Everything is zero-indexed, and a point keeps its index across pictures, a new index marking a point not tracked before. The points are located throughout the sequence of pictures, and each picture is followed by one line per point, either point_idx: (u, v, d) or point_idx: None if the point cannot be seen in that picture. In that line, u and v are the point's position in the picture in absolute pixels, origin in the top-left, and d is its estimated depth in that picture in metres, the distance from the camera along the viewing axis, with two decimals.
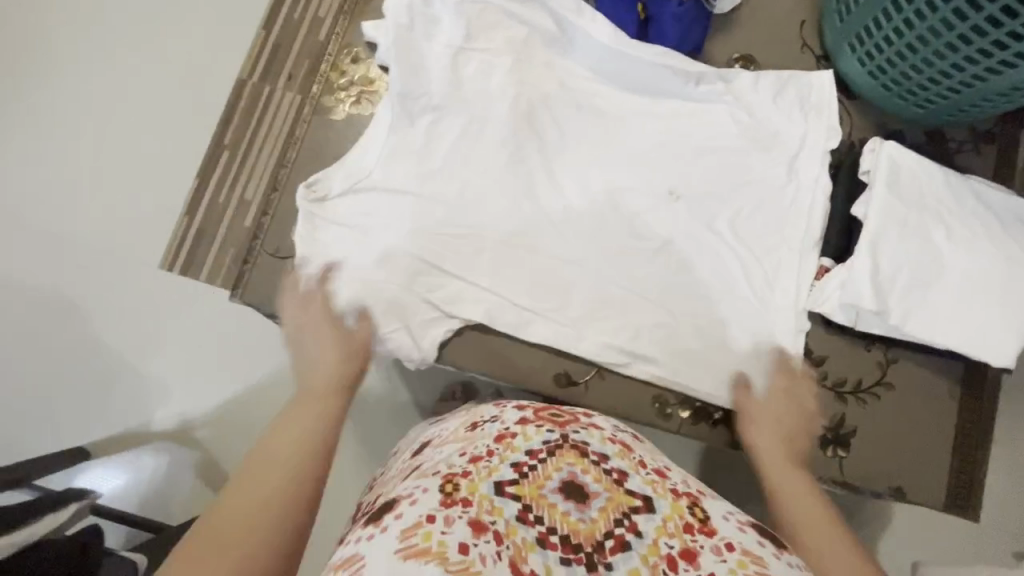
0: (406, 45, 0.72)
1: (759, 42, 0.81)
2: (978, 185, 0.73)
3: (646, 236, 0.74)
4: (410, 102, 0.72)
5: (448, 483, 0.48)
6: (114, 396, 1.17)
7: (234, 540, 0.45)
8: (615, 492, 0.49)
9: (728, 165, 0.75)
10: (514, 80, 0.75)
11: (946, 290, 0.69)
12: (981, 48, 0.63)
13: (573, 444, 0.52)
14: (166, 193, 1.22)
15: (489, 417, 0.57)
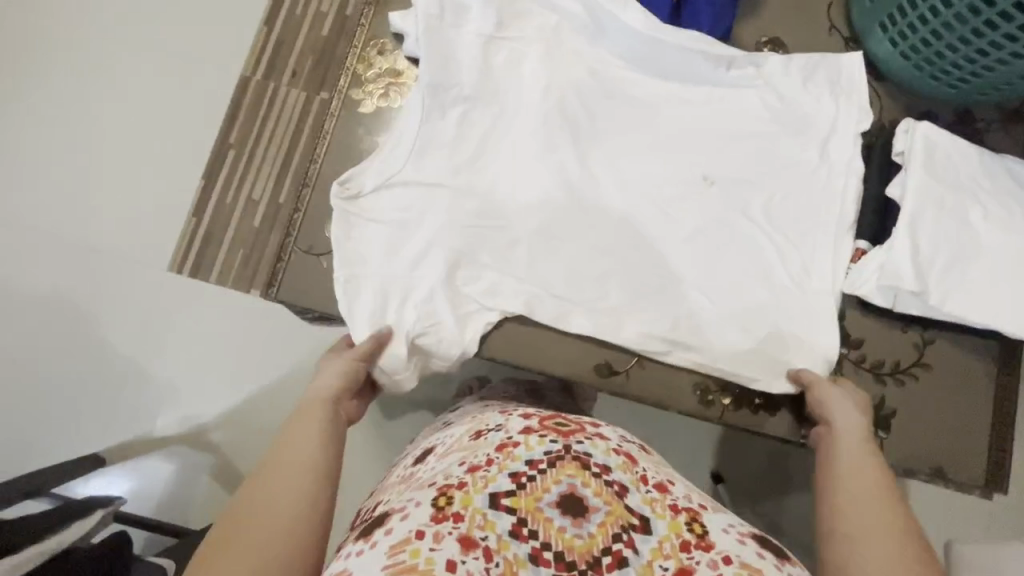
0: (434, 36, 0.72)
1: (787, 25, 0.81)
2: (1013, 163, 0.72)
3: (678, 221, 0.74)
4: (441, 93, 0.72)
5: (442, 496, 0.51)
6: (123, 401, 1.22)
7: (256, 542, 0.47)
8: (614, 506, 0.52)
9: (761, 150, 0.75)
10: (546, 67, 0.76)
11: (984, 271, 0.69)
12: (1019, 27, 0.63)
13: (575, 456, 0.55)
14: (174, 197, 1.28)
15: (494, 427, 0.62)
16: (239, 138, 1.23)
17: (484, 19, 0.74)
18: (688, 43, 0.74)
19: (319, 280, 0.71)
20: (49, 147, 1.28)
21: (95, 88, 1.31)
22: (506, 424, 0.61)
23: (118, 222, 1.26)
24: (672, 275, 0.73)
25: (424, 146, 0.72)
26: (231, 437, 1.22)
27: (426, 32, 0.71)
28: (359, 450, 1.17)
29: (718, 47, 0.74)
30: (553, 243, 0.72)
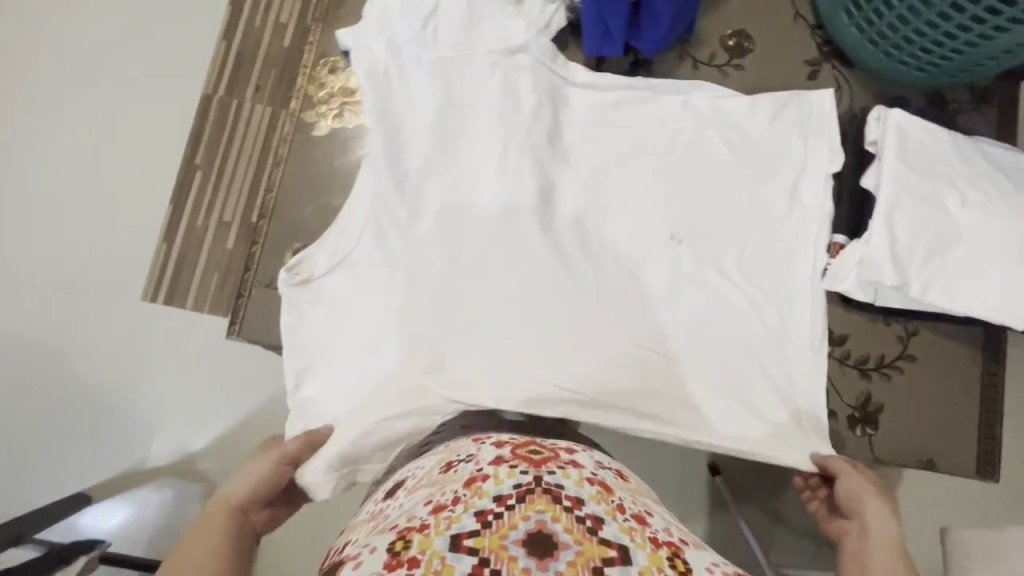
0: (378, 113, 0.68)
1: (751, 17, 0.78)
2: (985, 146, 0.71)
3: (650, 232, 0.72)
4: (393, 171, 0.69)
5: (399, 540, 0.48)
6: (110, 435, 1.17)
7: None
8: (587, 543, 0.48)
9: (730, 199, 0.72)
10: (501, 76, 0.71)
11: (964, 258, 0.67)
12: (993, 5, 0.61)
13: (546, 489, 0.51)
14: (142, 222, 1.22)
15: (464, 456, 0.57)
16: (205, 160, 1.20)
17: (432, 89, 0.70)
18: (646, 84, 0.74)
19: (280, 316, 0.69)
20: (8, 178, 1.22)
21: (44, 113, 1.25)
22: (476, 453, 0.57)
23: (78, 252, 1.21)
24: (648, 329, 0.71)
25: (382, 231, 0.68)
26: (223, 461, 1.18)
27: (373, 112, 0.68)
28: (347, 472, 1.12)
29: (675, 92, 0.74)
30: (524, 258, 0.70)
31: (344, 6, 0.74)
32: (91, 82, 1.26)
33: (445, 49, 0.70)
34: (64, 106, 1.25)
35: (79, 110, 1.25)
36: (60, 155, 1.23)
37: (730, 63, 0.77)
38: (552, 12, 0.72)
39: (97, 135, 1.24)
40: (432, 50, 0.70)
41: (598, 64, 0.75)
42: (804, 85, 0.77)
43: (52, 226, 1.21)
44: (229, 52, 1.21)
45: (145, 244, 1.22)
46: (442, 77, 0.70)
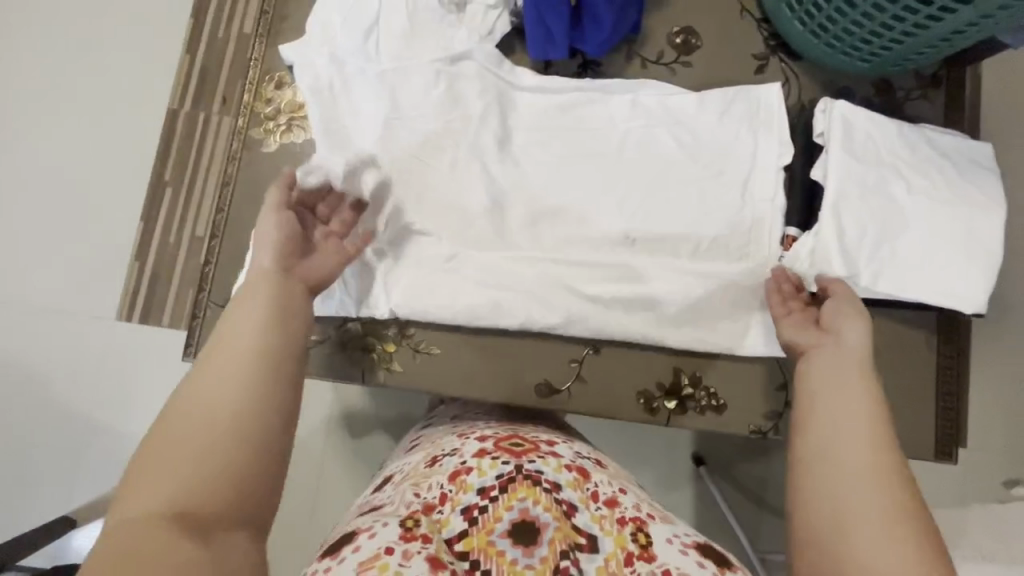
0: (321, 128, 0.70)
1: (696, 13, 0.79)
2: (932, 133, 0.72)
3: (606, 235, 0.72)
4: (347, 99, 0.71)
5: (409, 519, 0.50)
6: (93, 453, 1.11)
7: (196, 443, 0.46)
8: (563, 524, 0.51)
9: (683, 195, 0.72)
10: (444, 85, 0.71)
11: (912, 244, 0.68)
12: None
13: (527, 476, 0.53)
14: (109, 235, 1.16)
15: (449, 451, 0.59)
16: (175, 174, 1.18)
17: (376, 102, 0.71)
18: (595, 85, 0.74)
19: None
20: None
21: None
22: (461, 447, 0.58)
23: (40, 268, 1.15)
24: (612, 314, 0.70)
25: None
26: None
27: (320, 126, 0.70)
28: (334, 480, 1.08)
29: (622, 91, 0.75)
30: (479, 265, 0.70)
31: (287, 19, 0.74)
32: (47, 89, 1.20)
33: (387, 59, 0.71)
34: (17, 114, 1.19)
35: (36, 119, 1.19)
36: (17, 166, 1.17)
37: (678, 60, 0.77)
38: (494, 18, 0.72)
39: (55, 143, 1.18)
40: (375, 62, 0.71)
41: (547, 67, 0.76)
42: (752, 79, 0.78)
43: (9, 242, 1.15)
44: (195, 67, 1.21)
45: (112, 256, 1.15)
46: (385, 88, 0.71)
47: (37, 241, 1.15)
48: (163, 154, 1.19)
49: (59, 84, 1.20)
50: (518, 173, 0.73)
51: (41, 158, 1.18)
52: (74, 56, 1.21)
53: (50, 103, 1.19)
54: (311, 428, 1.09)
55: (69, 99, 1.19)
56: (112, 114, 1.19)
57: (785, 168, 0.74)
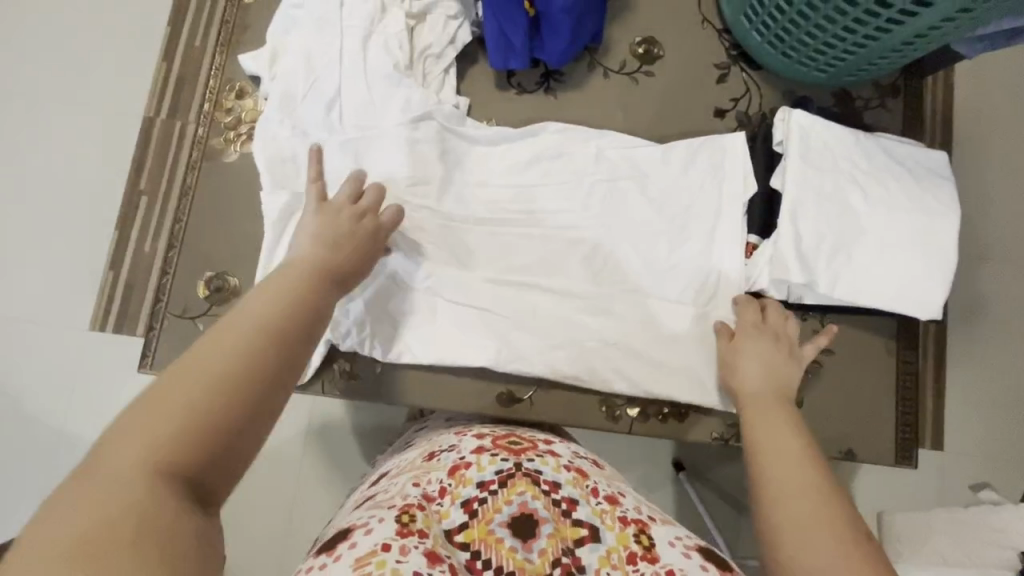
0: (276, 218, 0.66)
1: (659, 23, 0.79)
2: (887, 141, 0.73)
3: (576, 239, 0.72)
4: (301, 103, 0.68)
5: (405, 514, 0.49)
6: (61, 466, 1.09)
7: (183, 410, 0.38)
8: (561, 524, 0.51)
9: (647, 247, 0.72)
10: (406, 73, 0.69)
11: (870, 250, 0.69)
12: (877, 2, 0.61)
13: (526, 473, 0.54)
14: (79, 245, 1.15)
15: (446, 447, 0.60)
16: (151, 184, 1.17)
17: (332, 155, 0.67)
18: (558, 141, 0.73)
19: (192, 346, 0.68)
20: None
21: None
22: (458, 444, 0.59)
23: (8, 277, 1.13)
24: (582, 316, 0.69)
25: None
26: None
27: (276, 214, 0.66)
28: (309, 486, 1.07)
29: (587, 142, 0.74)
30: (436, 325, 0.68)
31: (248, 30, 0.73)
32: (17, 98, 1.18)
33: (351, 128, 0.68)
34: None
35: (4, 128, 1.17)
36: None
37: (640, 69, 0.78)
38: (454, 29, 0.72)
39: (24, 151, 1.17)
40: (339, 131, 0.68)
41: (510, 77, 0.76)
42: (713, 89, 0.78)
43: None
44: (168, 76, 1.20)
45: (82, 265, 1.14)
46: (349, 147, 0.67)
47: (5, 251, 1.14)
48: (135, 161, 1.17)
49: (28, 93, 1.19)
50: (478, 229, 0.71)
51: (8, 168, 1.16)
52: (45, 66, 1.20)
53: (18, 111, 1.18)
54: (286, 438, 1.08)
55: (38, 108, 1.18)
56: (82, 123, 1.18)
57: (745, 206, 0.73)
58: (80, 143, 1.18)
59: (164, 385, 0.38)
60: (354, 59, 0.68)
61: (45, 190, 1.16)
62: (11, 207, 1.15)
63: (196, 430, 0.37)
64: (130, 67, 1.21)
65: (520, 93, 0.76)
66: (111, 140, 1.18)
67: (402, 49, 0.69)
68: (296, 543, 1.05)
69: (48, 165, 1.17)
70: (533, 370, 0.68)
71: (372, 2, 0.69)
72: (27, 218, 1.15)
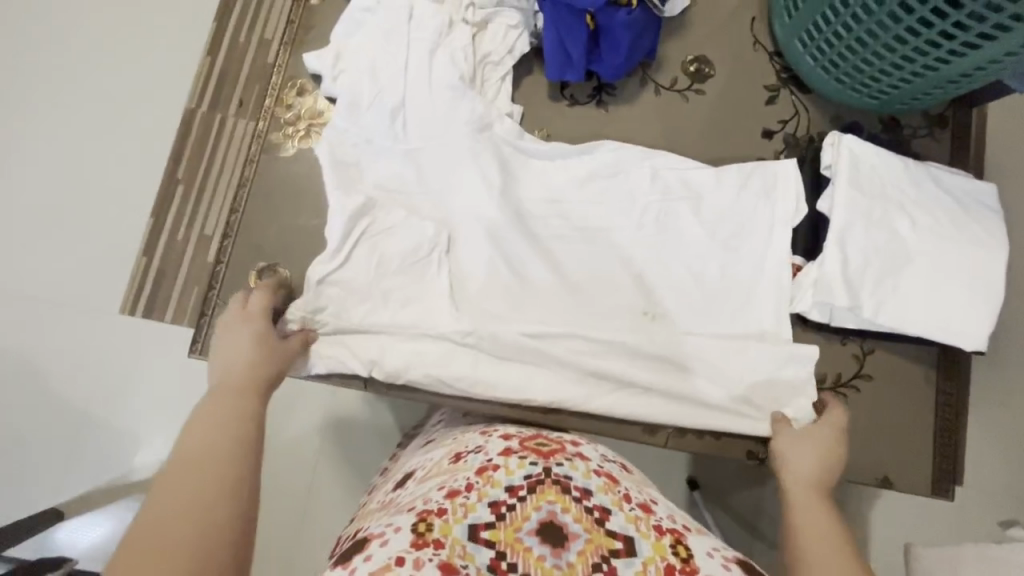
0: (345, 222, 0.67)
1: (712, 43, 0.80)
2: (938, 171, 0.72)
3: (626, 253, 0.73)
4: (360, 103, 0.70)
5: (422, 522, 0.50)
6: (89, 446, 1.11)
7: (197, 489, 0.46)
8: (594, 533, 0.52)
9: (696, 268, 0.73)
10: (469, 82, 0.70)
11: (917, 277, 0.69)
12: (940, 33, 0.61)
13: (556, 481, 0.55)
14: (119, 230, 1.17)
15: (473, 448, 0.60)
16: (188, 176, 1.17)
17: (394, 164, 0.70)
18: (612, 160, 0.74)
19: None
20: None
21: (12, 113, 1.20)
22: (485, 445, 0.60)
23: (49, 259, 1.15)
24: (630, 335, 0.70)
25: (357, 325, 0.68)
26: None
27: (345, 218, 0.67)
28: (327, 482, 1.08)
29: (641, 163, 0.74)
30: (481, 333, 0.68)
31: (312, 30, 0.75)
32: (70, 86, 1.22)
33: (415, 138, 0.70)
34: (39, 106, 1.21)
35: (54, 112, 1.21)
36: (33, 158, 1.19)
37: (691, 87, 0.79)
38: (513, 39, 0.72)
39: (73, 135, 1.20)
40: (403, 141, 0.70)
41: (563, 88, 0.77)
42: (763, 109, 0.79)
43: (17, 229, 1.16)
44: (213, 67, 1.21)
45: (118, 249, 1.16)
46: (410, 159, 0.70)
47: (48, 233, 1.16)
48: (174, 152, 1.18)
49: (78, 80, 1.22)
50: (531, 241, 0.72)
51: (57, 152, 1.19)
52: (98, 55, 1.23)
53: (70, 98, 1.21)
54: (308, 433, 1.09)
55: (88, 95, 1.21)
56: (128, 112, 1.21)
57: (793, 228, 0.74)
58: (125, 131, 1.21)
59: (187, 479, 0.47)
60: (419, 68, 0.69)
61: (88, 174, 1.19)
62: (57, 190, 1.18)
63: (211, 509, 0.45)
64: (179, 60, 1.23)
65: (571, 105, 0.77)
66: (157, 131, 1.21)
67: (467, 62, 0.70)
68: (313, 538, 1.06)
69: (93, 151, 1.19)
70: (574, 378, 0.69)
71: (440, 17, 0.70)
72: (71, 201, 1.17)
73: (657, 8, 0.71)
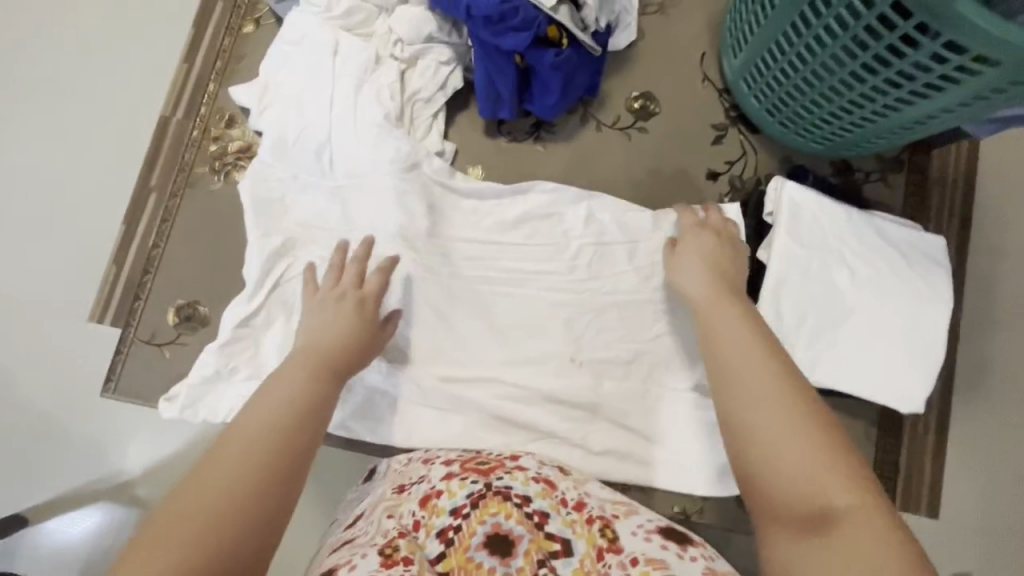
0: (262, 266, 0.66)
1: (658, 79, 0.78)
2: (883, 222, 0.69)
3: (559, 301, 0.70)
4: (285, 139, 0.69)
5: (389, 546, 0.47)
6: None
7: (240, 460, 0.42)
8: (535, 535, 0.49)
9: (629, 318, 0.70)
10: (395, 119, 0.68)
11: (852, 333, 0.67)
12: (874, 88, 0.57)
13: (496, 491, 0.51)
14: None
15: (416, 479, 0.56)
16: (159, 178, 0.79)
17: (319, 200, 0.69)
18: (548, 201, 0.72)
19: (157, 374, 0.68)
20: None
21: None
22: (428, 473, 0.56)
23: None
24: (556, 384, 0.68)
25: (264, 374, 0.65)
26: None
27: (262, 262, 0.66)
28: None
29: (576, 203, 0.72)
30: (401, 378, 0.67)
31: (242, 61, 0.76)
32: None
33: (340, 175, 0.68)
34: None
35: None
36: None
37: (634, 125, 0.77)
38: (445, 75, 0.71)
39: None
40: (329, 177, 0.68)
41: (500, 124, 0.75)
42: (708, 150, 0.77)
43: None
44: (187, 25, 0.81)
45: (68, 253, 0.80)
46: (336, 196, 0.69)
47: None
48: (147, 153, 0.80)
49: (16, 57, 0.83)
50: (462, 286, 0.70)
51: None
52: None
53: None
54: None
55: None
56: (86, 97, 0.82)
57: None
58: (61, 101, 0.82)
59: (232, 451, 0.42)
60: (345, 108, 0.67)
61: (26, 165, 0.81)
62: None
63: (249, 496, 0.40)
64: None
65: (508, 142, 0.75)
66: None
67: (394, 100, 0.68)
68: None
69: (16, 132, 0.81)
70: (495, 428, 0.67)
71: (367, 52, 0.68)
72: None
73: (594, 50, 0.68)
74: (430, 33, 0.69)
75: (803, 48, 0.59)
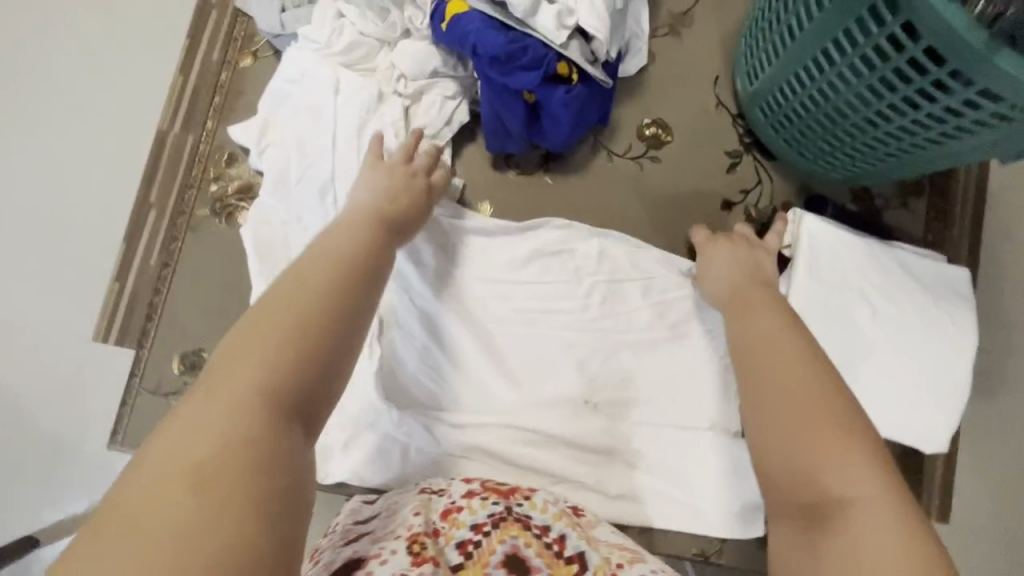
0: None
1: (670, 105, 0.75)
2: (905, 254, 0.67)
3: (572, 340, 0.69)
4: (287, 178, 0.66)
5: (415, 542, 0.45)
6: None
7: (275, 323, 0.38)
8: (556, 567, 0.46)
9: (643, 357, 0.69)
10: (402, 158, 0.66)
11: (875, 371, 0.65)
12: (900, 128, 0.55)
13: (517, 517, 0.48)
14: None
15: (437, 488, 0.53)
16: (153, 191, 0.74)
17: None
18: (559, 238, 0.70)
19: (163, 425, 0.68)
20: None
21: None
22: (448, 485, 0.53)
23: None
24: (570, 426, 0.67)
25: None
26: None
27: None
28: None
29: (588, 241, 0.70)
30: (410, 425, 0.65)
31: (241, 96, 0.75)
32: None
33: None
34: None
35: None
36: None
37: (646, 154, 0.74)
38: (451, 110, 0.68)
39: None
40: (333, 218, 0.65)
41: (507, 158, 0.73)
42: (723, 179, 0.74)
43: None
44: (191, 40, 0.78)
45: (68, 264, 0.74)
46: None
47: None
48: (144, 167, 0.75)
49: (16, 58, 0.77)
50: (471, 327, 0.68)
51: None
52: None
53: None
54: None
55: None
56: (85, 98, 0.77)
57: None
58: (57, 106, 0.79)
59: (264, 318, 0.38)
60: (348, 146, 0.65)
61: (21, 165, 0.76)
62: None
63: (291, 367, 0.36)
64: None
65: (518, 175, 0.73)
66: None
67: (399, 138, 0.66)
68: None
69: None
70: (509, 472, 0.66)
71: (369, 89, 0.66)
72: None
73: (604, 82, 0.66)
74: (433, 68, 0.66)
75: (825, 84, 0.57)
